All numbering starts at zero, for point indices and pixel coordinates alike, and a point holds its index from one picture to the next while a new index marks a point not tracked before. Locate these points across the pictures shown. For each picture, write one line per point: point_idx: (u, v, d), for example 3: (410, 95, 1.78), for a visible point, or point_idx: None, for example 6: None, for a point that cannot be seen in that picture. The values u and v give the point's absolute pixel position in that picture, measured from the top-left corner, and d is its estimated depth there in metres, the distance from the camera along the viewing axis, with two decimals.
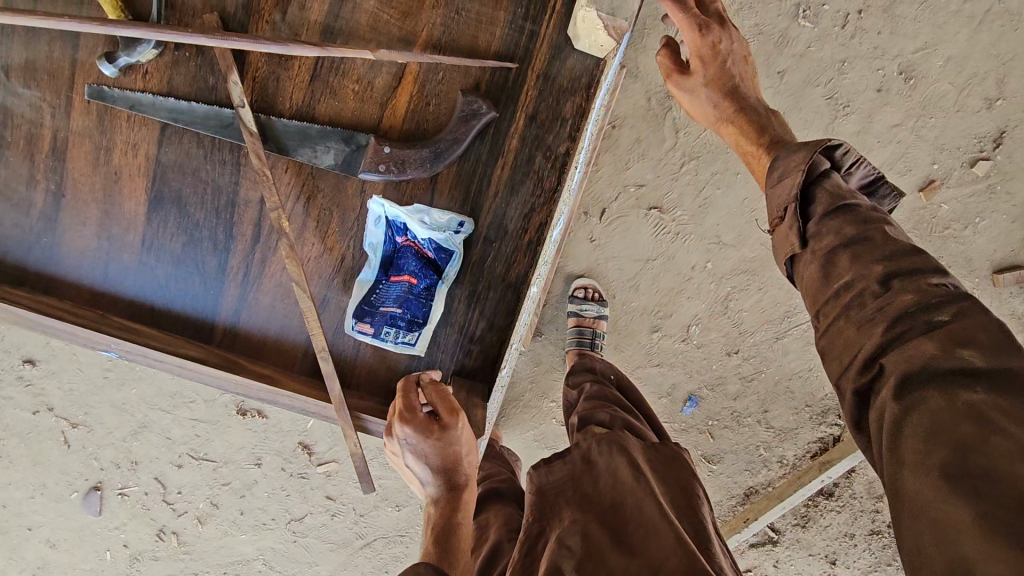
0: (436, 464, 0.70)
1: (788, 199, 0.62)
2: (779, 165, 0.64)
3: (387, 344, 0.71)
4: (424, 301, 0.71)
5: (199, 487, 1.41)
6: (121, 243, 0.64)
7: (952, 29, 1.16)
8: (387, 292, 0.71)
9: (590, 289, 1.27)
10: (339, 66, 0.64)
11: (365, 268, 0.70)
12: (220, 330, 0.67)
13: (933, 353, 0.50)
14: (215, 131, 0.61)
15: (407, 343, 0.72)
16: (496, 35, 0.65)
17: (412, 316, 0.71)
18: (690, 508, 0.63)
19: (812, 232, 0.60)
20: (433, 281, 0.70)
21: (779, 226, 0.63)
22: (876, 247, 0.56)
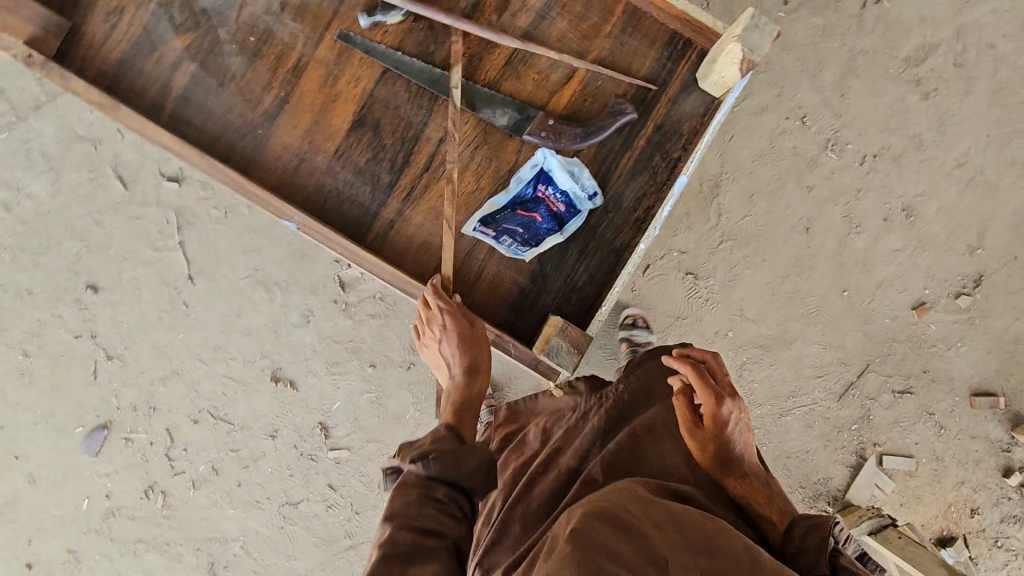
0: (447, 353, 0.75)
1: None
2: (801, 541, 0.67)
3: (503, 251, 0.78)
4: (542, 236, 0.79)
5: (206, 448, 1.42)
6: (318, 147, 0.79)
7: (945, 185, 1.44)
8: (514, 219, 0.79)
9: (639, 317, 1.41)
10: (526, 59, 0.79)
11: (501, 192, 0.79)
12: (373, 234, 0.79)
13: None
14: (423, 82, 0.78)
15: (517, 251, 0.79)
16: (648, 62, 0.80)
17: (529, 236, 0.79)
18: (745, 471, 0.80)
19: None
20: (553, 229, 0.79)
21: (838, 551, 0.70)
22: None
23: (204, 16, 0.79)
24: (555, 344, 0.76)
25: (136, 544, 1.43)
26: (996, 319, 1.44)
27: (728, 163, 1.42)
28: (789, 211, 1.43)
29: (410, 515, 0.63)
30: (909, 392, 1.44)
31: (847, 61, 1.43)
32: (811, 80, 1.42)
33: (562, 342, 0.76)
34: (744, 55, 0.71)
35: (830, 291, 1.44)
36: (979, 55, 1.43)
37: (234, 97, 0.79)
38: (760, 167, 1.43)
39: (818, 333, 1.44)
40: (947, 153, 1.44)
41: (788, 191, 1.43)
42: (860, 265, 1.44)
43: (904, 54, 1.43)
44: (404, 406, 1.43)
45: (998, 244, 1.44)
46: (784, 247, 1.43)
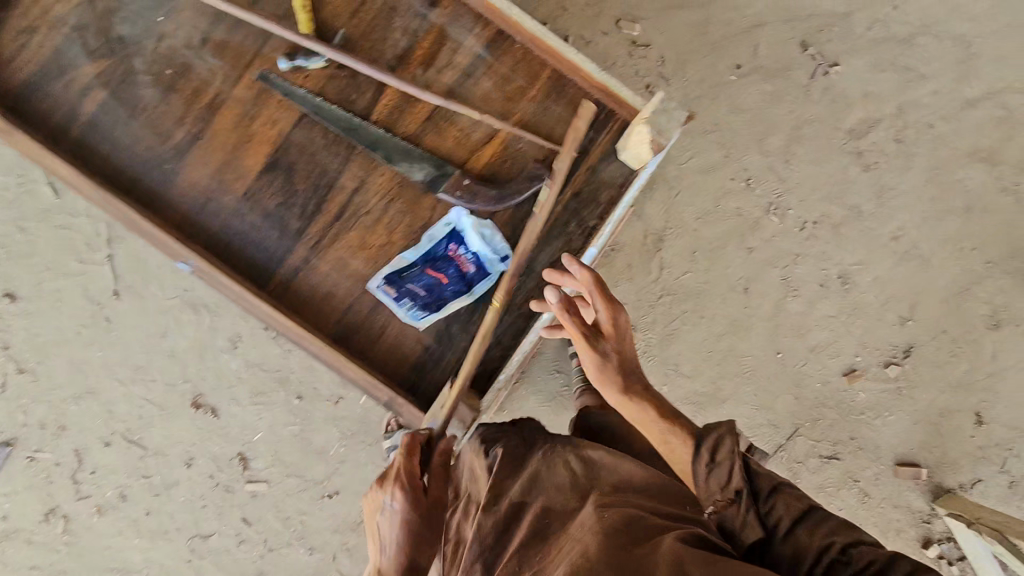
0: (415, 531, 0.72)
1: (733, 484, 0.73)
2: (710, 446, 0.74)
3: (401, 315, 0.78)
4: (447, 298, 0.78)
5: (116, 473, 1.36)
6: (226, 188, 0.77)
7: (880, 256, 1.48)
8: (421, 278, 0.78)
9: None
10: (449, 116, 0.79)
11: (410, 249, 0.78)
12: (276, 281, 0.78)
13: None
14: (341, 129, 0.77)
15: (415, 315, 0.78)
16: (570, 129, 0.80)
17: (433, 300, 0.78)
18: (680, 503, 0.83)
19: (767, 519, 0.74)
20: (461, 290, 0.79)
21: (728, 509, 0.73)
22: (842, 557, 0.69)
23: (118, 44, 0.78)
24: (440, 417, 0.74)
25: (32, 570, 1.35)
26: (923, 391, 1.47)
27: (672, 219, 1.45)
28: (729, 271, 1.46)
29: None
30: (834, 458, 1.46)
31: (794, 129, 1.47)
32: (758, 144, 1.46)
33: (442, 410, 0.74)
34: (654, 137, 0.75)
35: (764, 352, 1.45)
36: (918, 133, 1.48)
37: (145, 130, 0.78)
38: (704, 225, 1.45)
39: (750, 394, 1.45)
40: (884, 226, 1.48)
41: (729, 251, 1.45)
42: (795, 328, 1.46)
43: (848, 127, 1.48)
44: (329, 441, 1.38)
45: (927, 317, 1.48)
46: (722, 305, 1.45)
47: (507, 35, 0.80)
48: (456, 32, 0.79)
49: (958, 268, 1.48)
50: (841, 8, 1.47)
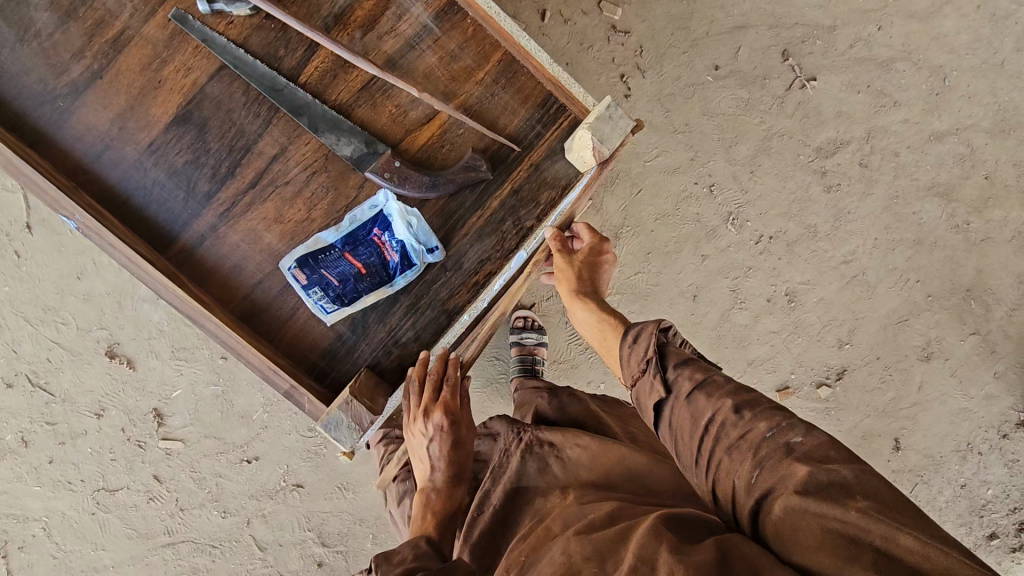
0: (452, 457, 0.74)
1: (647, 355, 0.72)
2: (634, 331, 0.76)
3: (310, 305, 0.73)
4: (363, 290, 0.73)
5: (18, 416, 1.28)
6: (130, 137, 0.70)
7: (828, 277, 1.49)
8: (338, 264, 0.73)
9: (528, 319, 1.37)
10: (387, 89, 0.72)
11: (329, 229, 0.72)
12: (178, 246, 0.71)
13: (807, 471, 0.55)
14: (263, 88, 0.70)
15: (325, 307, 0.73)
16: (516, 119, 0.75)
17: (348, 288, 0.73)
18: (652, 493, 0.72)
19: (670, 384, 0.69)
20: (382, 279, 0.74)
21: (642, 379, 0.72)
22: (735, 421, 0.62)
23: None
24: (336, 416, 0.69)
25: None
26: (849, 413, 1.51)
27: (630, 217, 1.43)
28: (680, 277, 1.45)
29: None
30: None
31: (762, 139, 1.45)
32: (725, 151, 1.44)
33: (343, 415, 0.69)
34: (595, 145, 0.69)
35: None
36: (883, 160, 1.48)
37: (37, 59, 0.69)
38: (660, 227, 1.43)
39: None
40: (837, 249, 1.48)
41: (683, 257, 1.44)
42: (737, 340, 1.47)
43: (816, 144, 1.46)
44: (251, 405, 1.33)
45: (865, 343, 1.50)
46: (668, 310, 1.45)
47: (457, 7, 0.73)
48: None
49: (901, 298, 1.51)
50: (825, 21, 1.45)
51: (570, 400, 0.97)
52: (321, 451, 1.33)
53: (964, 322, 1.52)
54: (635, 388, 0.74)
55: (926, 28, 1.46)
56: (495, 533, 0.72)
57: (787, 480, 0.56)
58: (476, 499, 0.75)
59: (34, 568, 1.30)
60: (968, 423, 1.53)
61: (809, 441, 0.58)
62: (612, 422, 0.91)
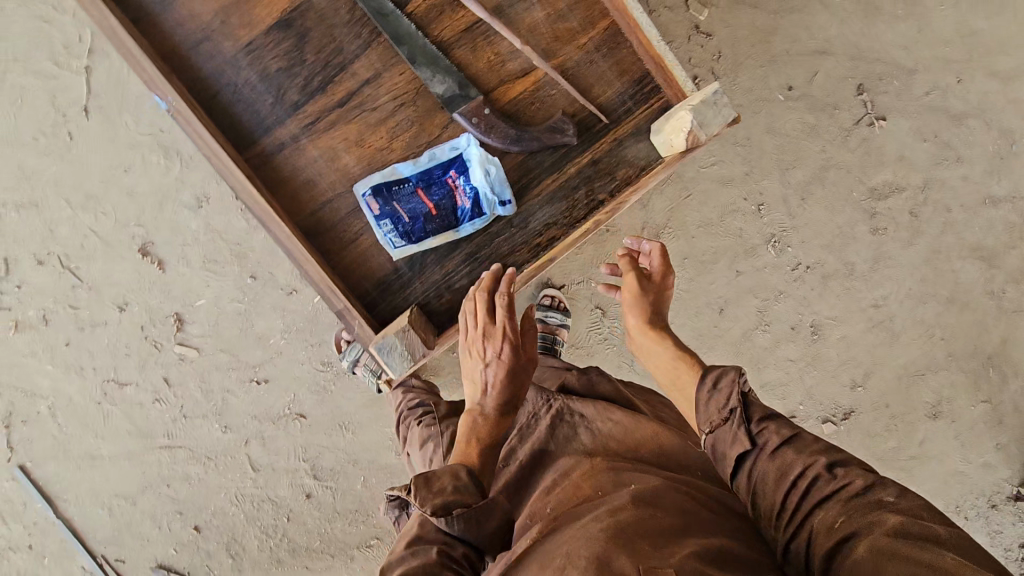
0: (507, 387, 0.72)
1: (731, 402, 0.73)
2: (714, 374, 0.77)
3: (377, 236, 0.73)
4: (429, 231, 0.74)
5: (42, 294, 1.29)
6: (228, 32, 0.69)
7: (855, 317, 1.49)
8: (411, 201, 0.73)
9: (555, 298, 1.37)
10: (489, 35, 0.72)
11: (407, 163, 0.72)
12: (257, 150, 0.71)
13: (900, 521, 0.59)
14: (370, 10, 0.69)
15: (391, 241, 0.73)
16: (610, 91, 0.74)
17: (414, 225, 0.74)
18: (682, 469, 0.78)
19: (754, 436, 0.71)
20: (449, 223, 0.74)
21: (723, 427, 0.73)
22: (827, 478, 0.66)
23: None
24: (390, 342, 0.70)
25: None
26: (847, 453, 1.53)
27: (675, 218, 1.43)
28: (712, 288, 1.45)
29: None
30: None
31: (820, 169, 1.44)
32: (781, 173, 1.43)
33: (398, 343, 0.70)
34: (692, 128, 0.66)
35: None
36: (933, 213, 1.47)
37: None
38: (703, 235, 1.43)
39: None
40: (870, 291, 1.48)
41: (718, 269, 1.44)
42: (754, 361, 1.48)
43: (871, 184, 1.45)
44: (270, 329, 1.34)
45: (877, 388, 1.51)
46: (693, 318, 1.45)
47: None
48: None
49: (921, 352, 1.51)
50: (907, 62, 1.42)
51: (598, 378, 0.96)
52: (330, 386, 1.34)
53: (978, 388, 1.52)
54: (710, 433, 0.74)
55: (1004, 90, 1.44)
56: (519, 486, 0.78)
57: (875, 526, 0.59)
58: (502, 453, 0.81)
59: (33, 444, 1.32)
60: (960, 485, 1.54)
61: (902, 501, 0.61)
62: (644, 408, 0.93)
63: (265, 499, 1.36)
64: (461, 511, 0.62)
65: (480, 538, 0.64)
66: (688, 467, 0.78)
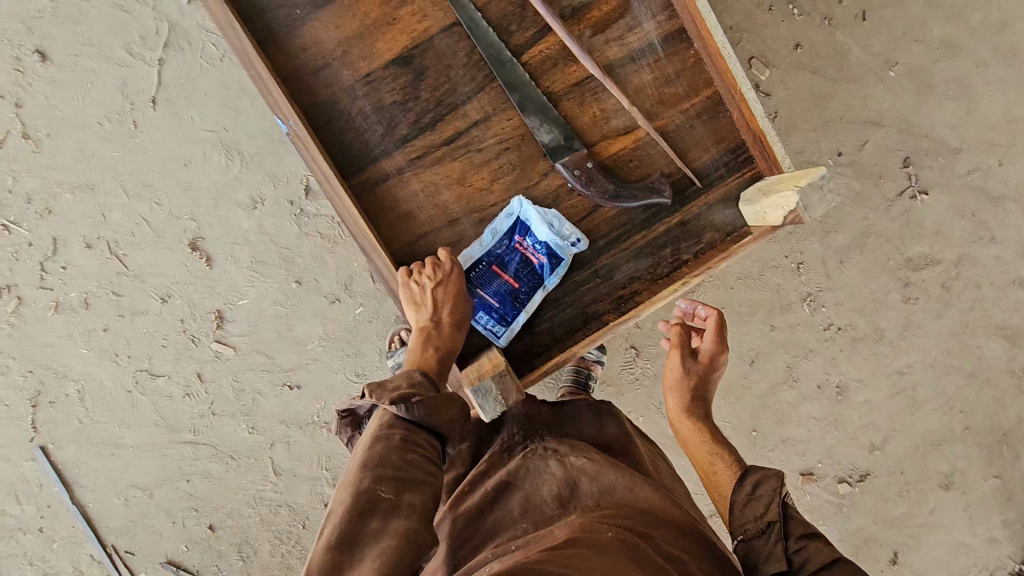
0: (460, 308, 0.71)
1: (771, 513, 0.75)
2: (757, 485, 0.79)
3: (476, 331, 0.75)
4: (525, 300, 0.75)
5: (87, 277, 1.29)
6: (349, 62, 0.71)
7: (880, 382, 1.51)
8: (492, 284, 0.75)
9: None
10: (597, 91, 0.74)
11: (469, 248, 0.74)
12: (362, 178, 0.72)
13: None
14: (488, 55, 0.71)
15: (493, 334, 0.75)
16: (705, 156, 0.76)
17: (504, 307, 0.75)
18: (649, 522, 0.71)
19: (792, 554, 0.71)
20: (535, 284, 0.75)
21: (757, 538, 0.74)
22: None
23: None
24: (486, 385, 0.69)
25: None
26: (858, 514, 1.55)
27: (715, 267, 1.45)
28: (744, 339, 1.47)
29: (380, 486, 0.57)
30: None
31: (859, 235, 1.47)
32: (823, 235, 1.46)
33: (495, 386, 0.69)
34: (793, 210, 0.68)
35: (740, 427, 1.50)
36: (964, 289, 1.50)
37: None
38: (740, 287, 1.46)
39: None
40: (896, 358, 1.51)
41: (752, 321, 1.47)
42: (778, 416, 1.50)
43: (908, 255, 1.48)
44: (309, 335, 1.33)
45: (894, 454, 1.54)
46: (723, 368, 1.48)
47: (686, 35, 0.74)
48: (639, 11, 0.74)
49: (940, 424, 1.54)
50: (953, 141, 1.46)
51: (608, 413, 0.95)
52: None
53: (990, 463, 1.55)
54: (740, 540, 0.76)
55: None
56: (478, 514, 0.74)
57: None
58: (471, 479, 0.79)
59: (58, 426, 1.31)
60: (965, 557, 1.56)
61: None
62: (643, 453, 0.89)
63: (283, 504, 1.36)
64: (419, 398, 0.64)
65: (440, 425, 0.65)
66: (659, 523, 0.72)
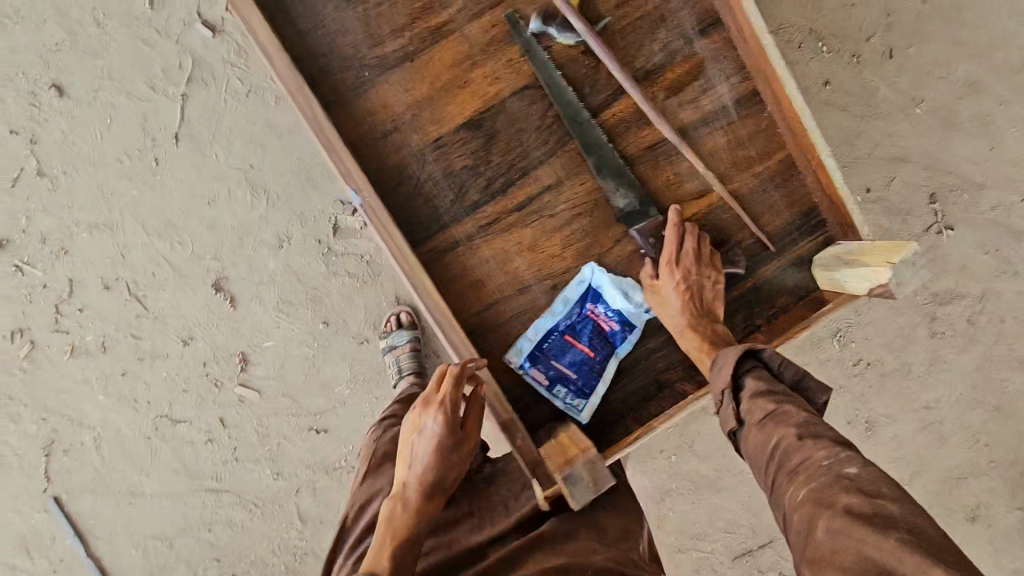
0: (435, 467, 0.73)
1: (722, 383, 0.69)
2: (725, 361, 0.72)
3: (555, 404, 0.72)
4: (601, 371, 0.73)
5: (105, 321, 1.23)
6: (418, 126, 0.67)
7: (907, 417, 1.51)
8: (568, 354, 0.72)
9: None
10: (671, 155, 0.72)
11: (546, 319, 0.71)
12: (431, 246, 0.69)
13: None
14: (564, 118, 0.69)
15: (573, 407, 0.72)
16: (778, 221, 0.75)
17: (584, 379, 0.72)
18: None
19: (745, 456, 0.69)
20: (609, 351, 0.73)
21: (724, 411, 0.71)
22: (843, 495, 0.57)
23: None
24: (577, 472, 0.63)
25: None
26: None
27: None
28: None
29: None
30: None
31: None
32: None
33: (586, 473, 0.62)
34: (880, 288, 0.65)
35: None
36: (987, 323, 1.50)
37: (356, 22, 0.66)
38: None
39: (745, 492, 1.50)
40: (923, 393, 1.51)
41: None
42: None
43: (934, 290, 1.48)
44: (336, 377, 1.29)
45: (921, 489, 1.53)
46: None
47: (760, 98, 0.72)
48: (714, 72, 0.71)
49: (967, 458, 1.53)
50: (978, 177, 1.46)
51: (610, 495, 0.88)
52: None
53: (1016, 496, 1.54)
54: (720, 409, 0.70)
55: None
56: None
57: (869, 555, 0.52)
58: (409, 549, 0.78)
59: (72, 476, 1.26)
60: None
61: None
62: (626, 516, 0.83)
63: (308, 553, 1.31)
64: None
65: None
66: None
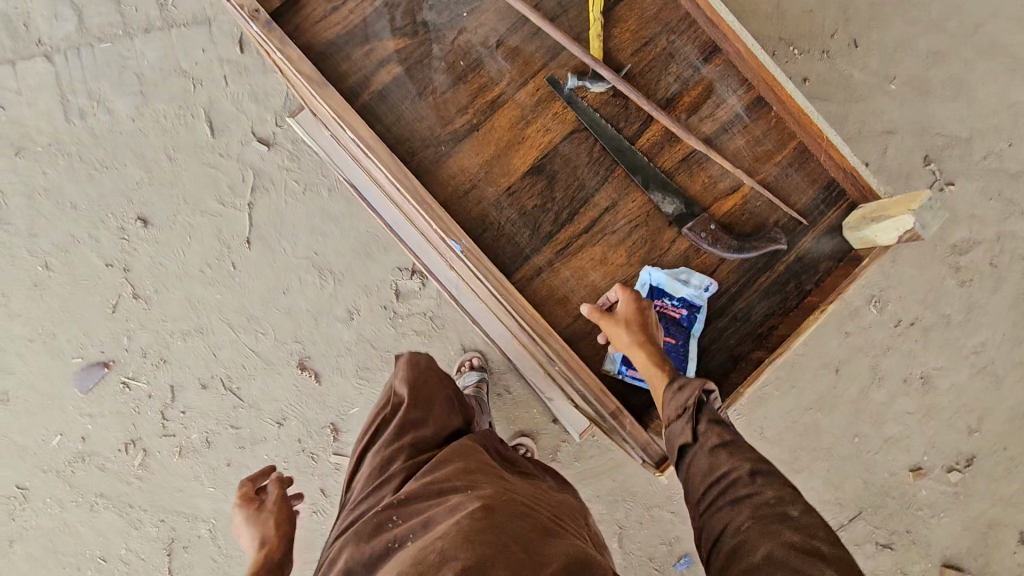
0: (256, 532, 0.96)
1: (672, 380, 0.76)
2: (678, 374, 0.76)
3: None
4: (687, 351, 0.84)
5: (206, 417, 1.34)
6: (491, 181, 0.81)
7: (960, 365, 1.57)
8: None
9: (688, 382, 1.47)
10: (703, 161, 0.84)
11: None
12: (520, 276, 0.81)
13: None
14: (608, 149, 0.82)
15: None
16: (805, 198, 0.86)
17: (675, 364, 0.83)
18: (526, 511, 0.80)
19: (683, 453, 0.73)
20: (686, 333, 0.84)
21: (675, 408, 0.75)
22: (746, 479, 0.68)
23: (423, 27, 0.81)
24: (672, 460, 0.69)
25: (97, 498, 1.34)
26: (975, 501, 1.55)
27: None
28: (827, 350, 1.53)
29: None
30: (888, 546, 1.55)
31: None
32: None
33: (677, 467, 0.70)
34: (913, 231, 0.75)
35: (841, 435, 1.54)
36: (1011, 262, 1.59)
37: (428, 110, 0.81)
38: None
39: (823, 469, 1.54)
40: (968, 338, 1.57)
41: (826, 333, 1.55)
42: (875, 416, 1.54)
43: (952, 242, 1.58)
44: None
45: (991, 431, 1.56)
46: (811, 382, 1.53)
47: (764, 101, 0.86)
48: (722, 89, 0.86)
49: None
50: (964, 133, 1.59)
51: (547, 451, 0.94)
52: None
53: None
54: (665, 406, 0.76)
55: None
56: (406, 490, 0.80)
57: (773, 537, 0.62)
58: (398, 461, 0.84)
59: (195, 569, 1.35)
60: None
61: None
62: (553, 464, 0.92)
63: None
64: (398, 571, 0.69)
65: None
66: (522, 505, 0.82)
